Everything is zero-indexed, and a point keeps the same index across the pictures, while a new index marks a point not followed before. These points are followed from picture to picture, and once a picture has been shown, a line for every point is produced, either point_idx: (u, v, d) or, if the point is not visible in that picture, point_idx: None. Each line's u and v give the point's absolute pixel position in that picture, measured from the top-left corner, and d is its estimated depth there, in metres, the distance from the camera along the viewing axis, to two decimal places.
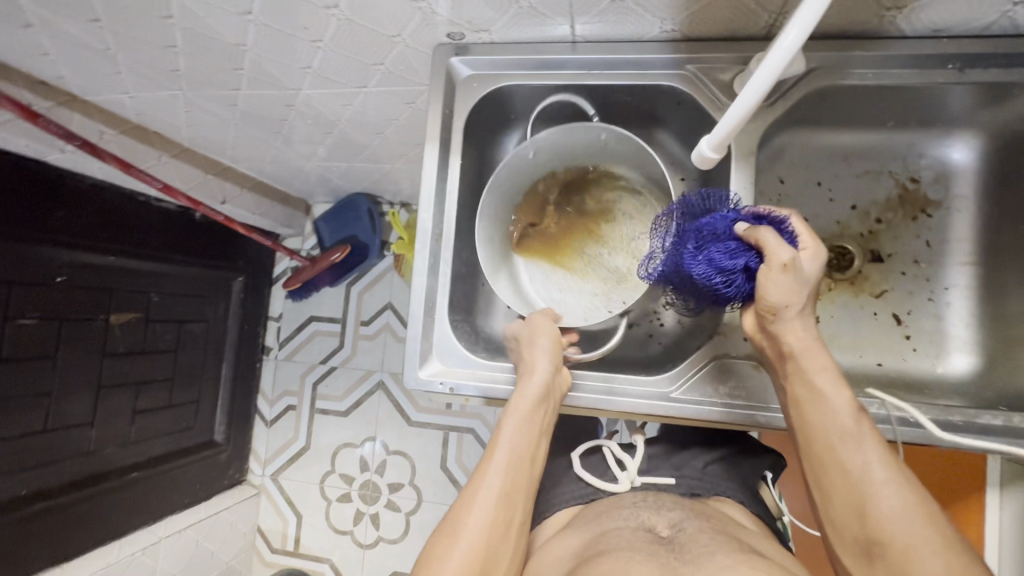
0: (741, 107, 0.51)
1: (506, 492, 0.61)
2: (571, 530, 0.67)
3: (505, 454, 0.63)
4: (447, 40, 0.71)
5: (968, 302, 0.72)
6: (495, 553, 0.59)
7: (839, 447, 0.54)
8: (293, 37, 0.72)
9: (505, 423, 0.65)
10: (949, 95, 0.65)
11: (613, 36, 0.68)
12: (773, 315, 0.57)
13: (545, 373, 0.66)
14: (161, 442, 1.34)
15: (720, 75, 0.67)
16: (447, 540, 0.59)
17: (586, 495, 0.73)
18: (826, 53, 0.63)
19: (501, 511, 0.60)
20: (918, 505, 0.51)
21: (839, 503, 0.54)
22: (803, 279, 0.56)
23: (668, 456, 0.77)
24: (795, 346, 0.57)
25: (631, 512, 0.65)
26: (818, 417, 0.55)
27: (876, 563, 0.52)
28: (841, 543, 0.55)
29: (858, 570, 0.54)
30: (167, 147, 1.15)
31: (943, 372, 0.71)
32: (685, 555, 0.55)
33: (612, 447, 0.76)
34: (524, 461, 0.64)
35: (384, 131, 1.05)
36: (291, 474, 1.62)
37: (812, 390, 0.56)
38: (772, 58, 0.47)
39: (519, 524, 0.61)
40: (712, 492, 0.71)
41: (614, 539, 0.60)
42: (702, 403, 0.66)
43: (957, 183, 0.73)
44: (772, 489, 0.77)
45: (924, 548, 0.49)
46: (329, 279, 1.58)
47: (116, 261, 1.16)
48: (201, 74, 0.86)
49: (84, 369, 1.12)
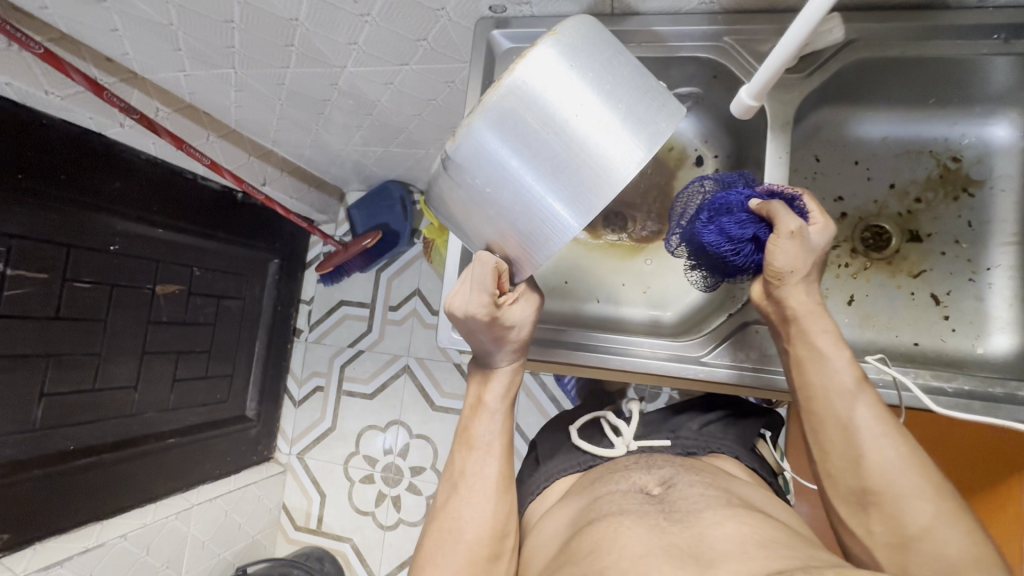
0: (779, 55, 0.52)
1: (502, 479, 0.67)
2: (568, 498, 0.67)
3: (487, 449, 0.68)
4: (488, 14, 0.73)
5: (1011, 282, 0.70)
6: (499, 541, 0.64)
7: (838, 403, 0.58)
8: (342, 11, 0.75)
9: (479, 423, 0.70)
10: (991, 69, 0.64)
11: (652, 8, 0.68)
12: (779, 281, 0.59)
13: (505, 373, 0.71)
14: (196, 412, 1.39)
15: (758, 47, 0.67)
16: (449, 537, 0.64)
17: (586, 461, 0.73)
18: (866, 25, 0.62)
19: (500, 500, 0.66)
20: (911, 454, 0.55)
21: (838, 458, 0.58)
22: (809, 248, 0.58)
23: (666, 421, 0.76)
24: (798, 310, 0.59)
25: (625, 474, 0.65)
26: (819, 375, 0.58)
27: (871, 509, 0.56)
28: (838, 494, 0.58)
29: (854, 519, 0.57)
30: (215, 127, 1.21)
31: (983, 352, 0.69)
32: (674, 514, 0.55)
33: (610, 417, 0.76)
34: (505, 447, 0.69)
35: (421, 113, 1.08)
36: (317, 453, 1.65)
37: (813, 351, 0.59)
38: (808, 8, 0.46)
39: (514, 504, 0.68)
40: (707, 449, 0.70)
41: (607, 503, 0.60)
42: (718, 364, 0.66)
43: (999, 161, 0.72)
44: (772, 448, 0.77)
45: (912, 492, 0.54)
46: (360, 264, 1.60)
47: (162, 235, 1.21)
48: (253, 51, 0.90)
49: (131, 334, 1.18)
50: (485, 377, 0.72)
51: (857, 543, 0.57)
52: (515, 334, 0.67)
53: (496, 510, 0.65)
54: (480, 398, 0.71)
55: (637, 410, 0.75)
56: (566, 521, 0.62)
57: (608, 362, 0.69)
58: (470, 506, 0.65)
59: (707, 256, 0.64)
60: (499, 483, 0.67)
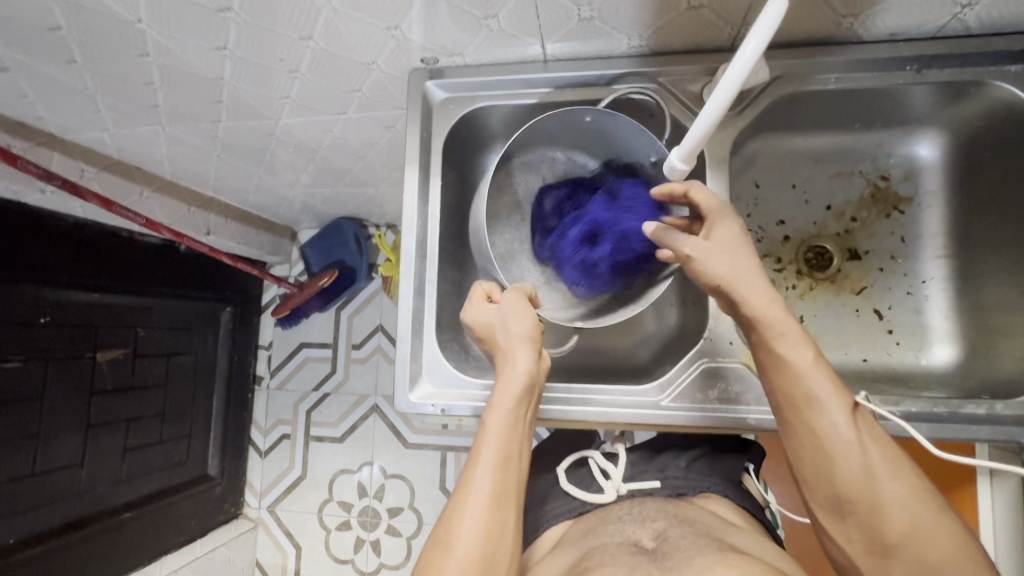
0: (706, 120, 0.50)
1: (497, 493, 0.60)
2: (557, 550, 0.66)
3: (493, 454, 0.61)
4: (421, 65, 0.71)
5: (944, 294, 0.74)
6: (493, 563, 0.57)
7: (810, 413, 0.56)
8: (270, 69, 0.72)
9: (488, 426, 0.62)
10: (910, 95, 0.67)
11: (583, 53, 0.68)
12: (723, 290, 0.60)
13: (527, 362, 0.63)
14: (153, 479, 1.32)
15: (690, 87, 0.68)
16: (442, 552, 0.58)
17: (575, 508, 0.72)
18: (789, 61, 0.64)
19: (493, 515, 0.59)
20: (886, 459, 0.54)
21: (812, 470, 0.56)
22: (736, 250, 0.59)
23: (649, 460, 0.76)
24: (755, 317, 0.58)
25: (615, 526, 0.65)
26: (786, 384, 0.57)
27: (848, 518, 0.55)
28: (816, 502, 0.57)
29: (835, 526, 0.57)
30: (147, 182, 1.15)
31: (927, 364, 0.72)
32: (666, 563, 0.55)
33: (598, 458, 0.74)
34: (504, 458, 0.61)
35: (366, 155, 1.06)
36: (289, 505, 1.58)
37: (776, 359, 0.58)
38: (733, 71, 0.46)
39: (514, 520, 0.60)
40: (697, 489, 0.70)
41: (599, 556, 0.59)
42: (688, 409, 0.64)
43: (924, 179, 0.75)
44: (756, 481, 0.76)
45: (889, 499, 0.53)
46: (318, 304, 1.57)
47: (100, 298, 1.15)
48: (180, 108, 0.86)
49: (73, 409, 1.11)
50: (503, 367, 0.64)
51: (841, 549, 0.57)
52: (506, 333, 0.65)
53: (489, 523, 0.58)
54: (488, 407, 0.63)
55: (623, 450, 0.75)
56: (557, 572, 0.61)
57: (569, 414, 0.67)
58: (465, 514, 0.59)
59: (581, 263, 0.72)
60: (496, 494, 0.60)
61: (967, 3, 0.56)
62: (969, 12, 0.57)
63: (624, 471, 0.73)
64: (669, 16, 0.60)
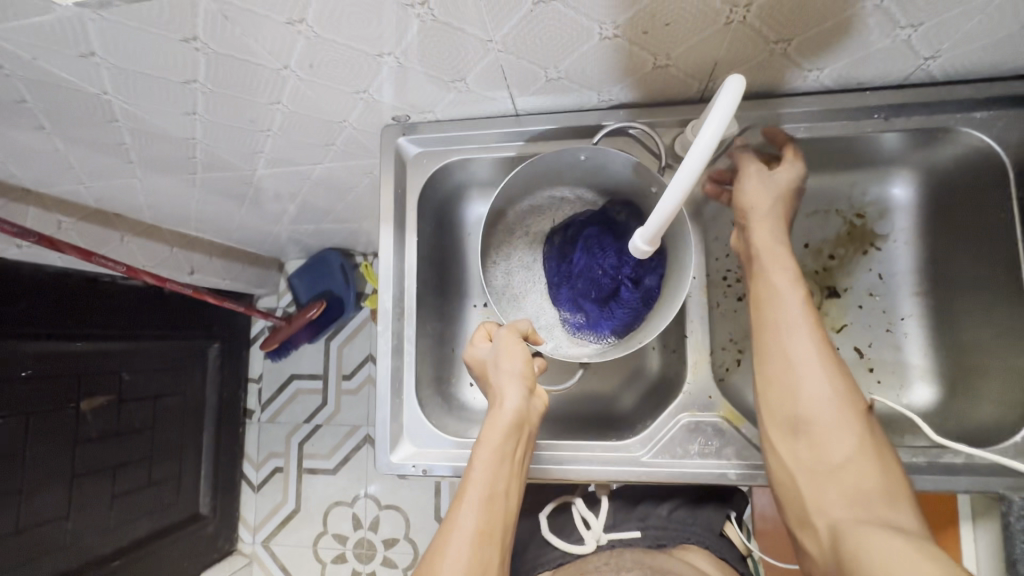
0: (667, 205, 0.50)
1: (483, 532, 0.56)
2: None
3: (478, 491, 0.58)
4: (393, 122, 0.71)
5: (922, 331, 0.74)
6: None
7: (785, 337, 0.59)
8: (242, 129, 0.72)
9: (476, 454, 0.61)
10: (880, 139, 0.67)
11: (554, 107, 0.69)
12: (744, 219, 0.63)
13: (517, 399, 0.63)
14: (143, 523, 1.31)
15: (662, 137, 0.68)
16: None
17: (555, 560, 0.71)
18: (757, 112, 0.64)
19: (475, 559, 0.55)
20: (847, 395, 0.57)
21: (778, 390, 0.59)
22: (772, 185, 0.63)
23: (633, 505, 0.75)
24: (759, 247, 0.62)
25: None
26: (772, 307, 0.60)
27: (801, 438, 0.57)
28: (773, 423, 0.59)
29: (783, 446, 0.58)
30: (128, 228, 1.14)
31: (908, 402, 0.72)
32: None
33: (580, 508, 0.75)
34: (490, 497, 0.58)
35: (346, 196, 1.05)
36: (283, 539, 1.57)
37: (769, 287, 0.61)
38: (691, 159, 0.47)
39: (499, 564, 0.56)
40: (678, 540, 0.69)
41: None
42: (669, 465, 0.64)
43: (898, 217, 0.76)
44: (739, 528, 0.74)
45: (840, 426, 0.56)
46: (306, 335, 1.56)
47: (82, 346, 1.14)
48: (155, 163, 0.86)
49: (58, 461, 1.10)
50: (496, 401, 0.64)
51: (782, 469, 0.58)
52: (501, 371, 0.65)
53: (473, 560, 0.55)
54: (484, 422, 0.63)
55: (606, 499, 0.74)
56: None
57: (552, 472, 0.66)
58: (449, 549, 0.55)
59: (583, 298, 0.75)
60: (484, 527, 0.57)
61: (929, 57, 0.56)
62: (932, 64, 0.58)
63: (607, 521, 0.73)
64: (636, 75, 0.61)
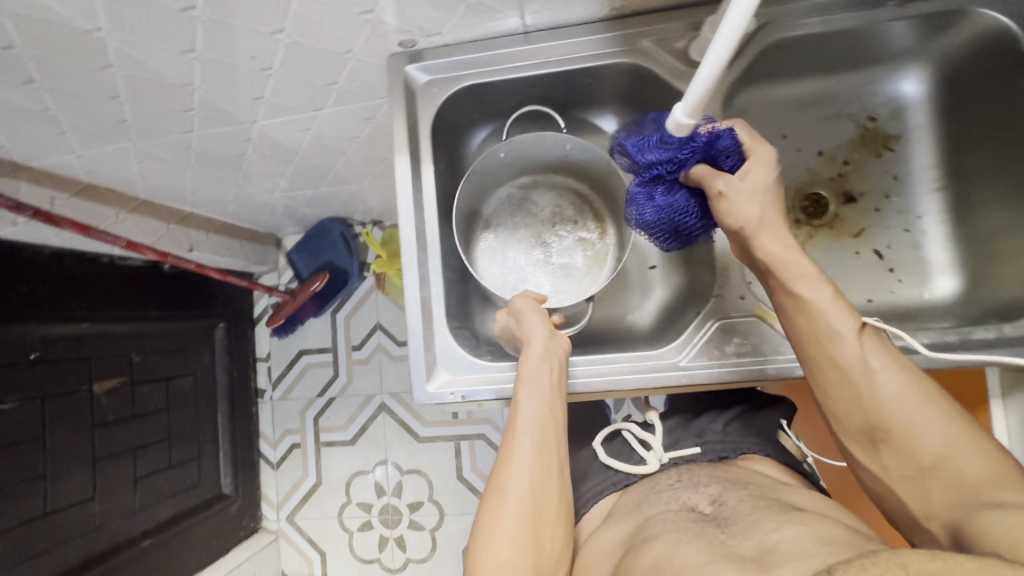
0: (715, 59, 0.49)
1: (540, 449, 0.60)
2: (614, 518, 0.66)
3: (528, 413, 0.61)
4: (399, 50, 0.70)
5: (942, 227, 0.75)
6: (543, 505, 0.58)
7: (831, 346, 0.58)
8: (240, 68, 0.69)
9: (518, 395, 0.63)
10: (888, 32, 0.67)
11: (563, 20, 0.68)
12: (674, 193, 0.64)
13: (541, 338, 0.65)
14: (168, 505, 1.30)
15: (675, 45, 0.68)
16: (497, 498, 0.58)
17: (620, 482, 0.72)
18: (773, 8, 0.64)
19: (536, 466, 0.59)
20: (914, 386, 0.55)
21: (840, 398, 0.57)
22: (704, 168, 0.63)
23: (689, 425, 0.76)
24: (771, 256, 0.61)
25: (670, 493, 0.63)
26: (803, 320, 0.59)
27: (881, 446, 0.56)
28: (848, 435, 0.58)
29: (864, 456, 0.57)
30: (122, 203, 1.10)
31: (931, 297, 0.73)
32: (732, 526, 0.53)
33: (635, 426, 0.74)
34: (543, 423, 0.61)
35: (346, 150, 1.03)
36: (307, 512, 1.58)
37: (793, 298, 0.60)
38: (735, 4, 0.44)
39: (558, 463, 0.61)
40: (738, 451, 0.70)
41: (658, 521, 0.58)
42: (708, 366, 0.66)
43: (912, 114, 0.75)
44: (790, 434, 0.76)
45: (917, 420, 0.54)
46: (312, 309, 1.53)
47: (90, 327, 1.12)
48: (149, 121, 0.82)
49: (78, 444, 1.09)
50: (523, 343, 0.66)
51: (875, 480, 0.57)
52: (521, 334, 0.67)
53: (536, 468, 0.59)
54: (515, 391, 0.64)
55: (658, 420, 0.75)
56: (618, 541, 0.60)
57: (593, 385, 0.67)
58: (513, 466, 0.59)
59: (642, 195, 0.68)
60: (536, 433, 0.61)
61: None
62: None
63: (664, 439, 0.74)
64: None
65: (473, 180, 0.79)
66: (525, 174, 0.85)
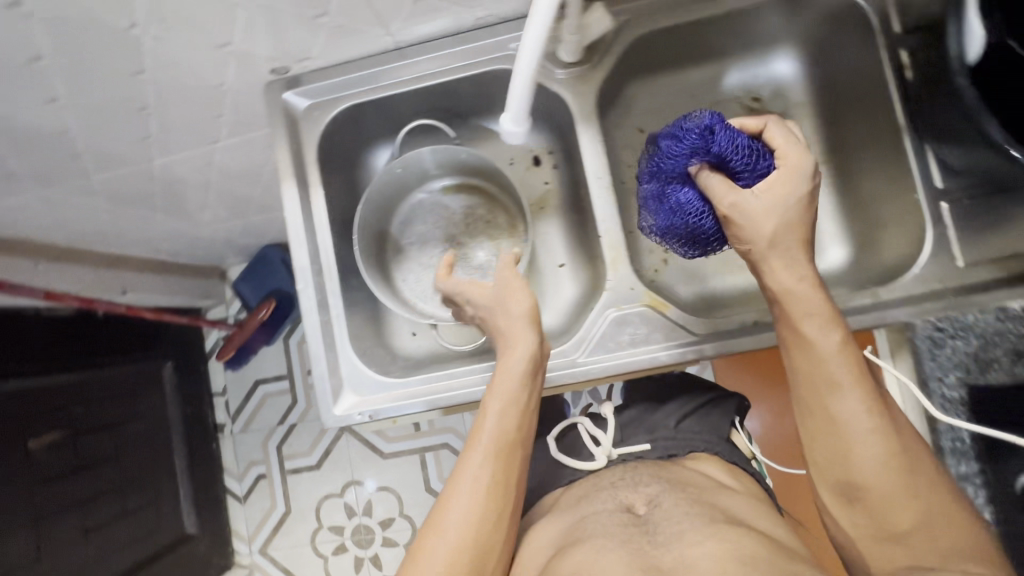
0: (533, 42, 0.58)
1: (498, 480, 0.62)
2: (555, 512, 0.68)
3: (490, 436, 0.63)
4: (274, 78, 0.76)
5: (831, 200, 0.86)
6: (485, 541, 0.59)
7: (831, 398, 0.59)
8: (116, 108, 0.70)
9: (489, 405, 0.65)
10: (758, 18, 0.79)
11: (434, 34, 0.76)
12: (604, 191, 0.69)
13: (529, 343, 0.68)
14: (127, 554, 1.25)
15: (558, 54, 0.76)
16: (435, 531, 0.60)
17: (567, 478, 0.76)
18: (638, 6, 0.76)
19: (487, 500, 0.61)
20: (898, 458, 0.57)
21: (824, 449, 0.60)
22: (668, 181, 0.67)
23: (645, 421, 0.81)
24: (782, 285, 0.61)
25: (610, 493, 0.66)
26: (805, 361, 0.60)
27: (857, 503, 0.58)
28: (829, 485, 0.60)
29: (834, 504, 0.60)
30: (41, 254, 1.03)
31: (826, 264, 0.83)
32: (657, 537, 0.56)
33: (586, 424, 0.79)
34: (506, 447, 0.63)
35: (267, 178, 1.03)
36: (279, 542, 1.57)
37: (801, 338, 0.60)
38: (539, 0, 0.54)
39: (515, 488, 0.63)
40: (687, 450, 0.74)
41: (592, 522, 0.60)
42: (601, 361, 0.72)
43: (790, 92, 0.87)
44: (744, 433, 0.81)
45: (894, 490, 0.56)
46: (263, 337, 1.53)
47: (26, 382, 1.06)
48: (50, 168, 0.81)
49: (19, 508, 1.02)
50: (508, 347, 0.68)
51: (841, 528, 0.61)
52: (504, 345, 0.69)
53: (494, 472, 0.62)
54: (478, 420, 0.65)
55: (610, 415, 0.79)
56: (554, 535, 0.64)
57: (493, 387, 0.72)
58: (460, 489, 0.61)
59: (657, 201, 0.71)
60: (497, 446, 0.63)
61: None
62: None
63: (614, 435, 0.78)
64: None
65: (376, 196, 0.84)
66: (431, 181, 0.91)
